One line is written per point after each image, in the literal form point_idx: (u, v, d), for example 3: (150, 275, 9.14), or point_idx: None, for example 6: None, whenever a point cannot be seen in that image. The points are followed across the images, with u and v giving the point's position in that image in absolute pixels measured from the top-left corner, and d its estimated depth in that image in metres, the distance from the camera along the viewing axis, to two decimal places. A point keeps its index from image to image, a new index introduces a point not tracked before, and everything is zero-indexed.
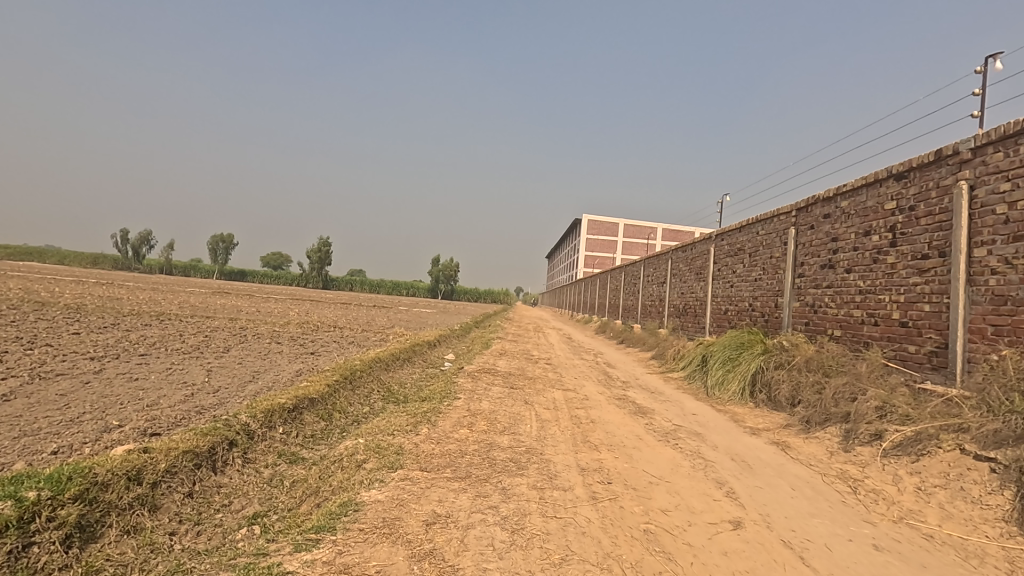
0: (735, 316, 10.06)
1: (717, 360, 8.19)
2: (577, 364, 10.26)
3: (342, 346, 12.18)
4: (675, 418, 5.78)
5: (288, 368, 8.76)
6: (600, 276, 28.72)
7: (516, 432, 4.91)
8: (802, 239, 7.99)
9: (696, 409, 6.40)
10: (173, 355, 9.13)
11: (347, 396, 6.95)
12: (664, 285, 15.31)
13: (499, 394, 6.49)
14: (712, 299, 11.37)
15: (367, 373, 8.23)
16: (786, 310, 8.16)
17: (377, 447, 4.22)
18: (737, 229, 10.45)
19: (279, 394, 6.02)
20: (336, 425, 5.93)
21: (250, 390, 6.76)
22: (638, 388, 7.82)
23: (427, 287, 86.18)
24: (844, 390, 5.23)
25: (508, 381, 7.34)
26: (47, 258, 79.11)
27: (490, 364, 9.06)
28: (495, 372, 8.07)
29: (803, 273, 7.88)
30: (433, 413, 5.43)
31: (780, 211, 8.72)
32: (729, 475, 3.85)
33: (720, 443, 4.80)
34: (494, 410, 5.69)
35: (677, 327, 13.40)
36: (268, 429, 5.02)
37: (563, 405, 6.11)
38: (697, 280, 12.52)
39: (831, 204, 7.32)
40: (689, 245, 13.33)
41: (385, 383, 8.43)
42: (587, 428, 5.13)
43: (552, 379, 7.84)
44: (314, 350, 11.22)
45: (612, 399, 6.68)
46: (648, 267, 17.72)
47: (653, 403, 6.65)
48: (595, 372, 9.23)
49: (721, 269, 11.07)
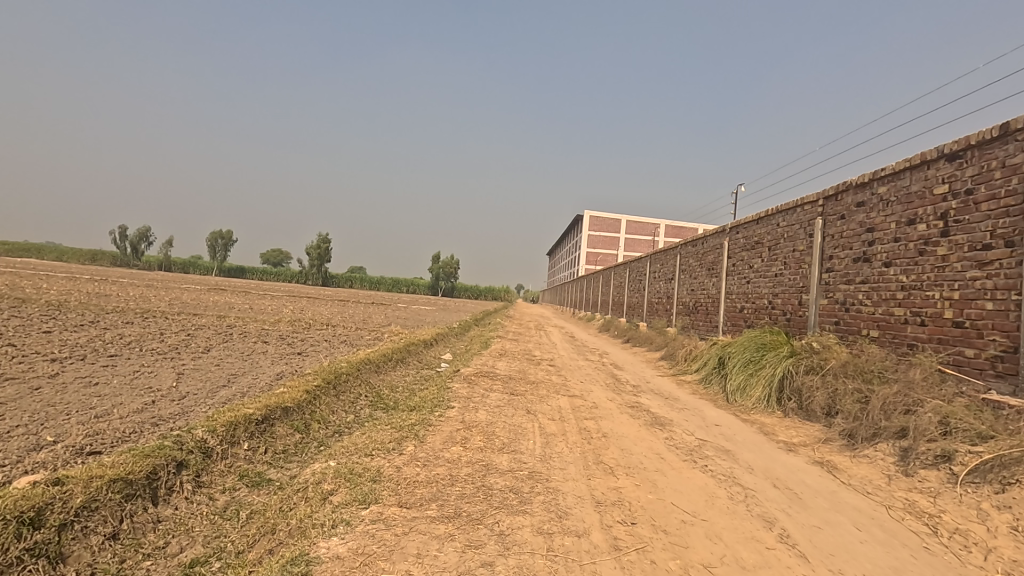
0: (753, 314, 9.35)
1: (736, 363, 7.48)
2: (582, 366, 9.56)
3: (331, 346, 11.46)
4: (697, 431, 5.08)
5: (269, 370, 8.06)
6: (603, 272, 27.96)
7: (516, 450, 4.21)
8: (832, 231, 7.26)
9: (720, 420, 5.70)
10: (145, 356, 8.43)
11: (330, 403, 6.26)
12: (672, 281, 14.61)
13: (498, 401, 5.79)
14: (726, 297, 10.67)
15: (354, 377, 7.54)
16: (812, 309, 7.45)
17: (351, 472, 3.52)
18: (754, 221, 9.74)
19: (249, 403, 5.34)
20: (313, 438, 5.23)
21: (220, 396, 6.07)
22: (650, 394, 7.12)
23: (427, 284, 85.44)
24: (895, 401, 4.53)
25: (508, 386, 6.65)
26: (45, 254, 78.63)
27: (489, 366, 8.36)
28: (494, 375, 7.37)
29: (832, 267, 7.16)
30: (422, 425, 4.74)
31: (805, 201, 8.00)
32: (778, 510, 3.16)
33: (755, 465, 4.11)
34: (492, 422, 5.00)
35: (687, 325, 12.68)
36: (230, 446, 4.35)
37: (569, 415, 5.42)
38: (708, 276, 11.81)
39: (867, 191, 6.60)
40: (699, 239, 12.62)
41: (374, 387, 7.74)
42: (598, 445, 4.45)
43: (556, 384, 7.15)
44: (301, 350, 10.52)
45: (624, 408, 5.98)
46: (654, 263, 17.02)
47: (671, 412, 5.95)
48: (602, 375, 8.55)
49: (736, 264, 10.37)
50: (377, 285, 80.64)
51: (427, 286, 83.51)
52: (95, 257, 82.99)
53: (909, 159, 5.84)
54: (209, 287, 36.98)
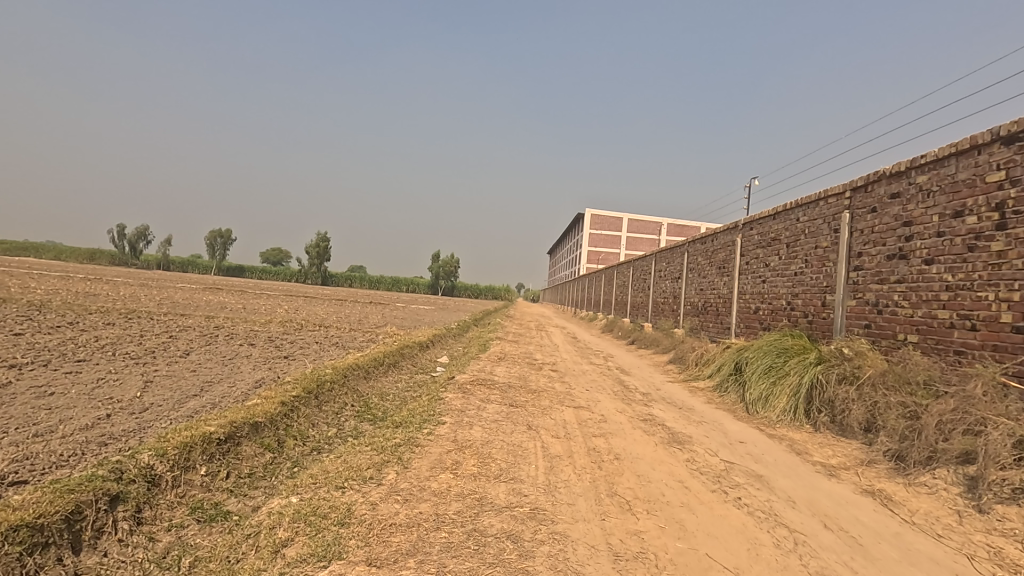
0: (770, 316, 8.74)
1: (757, 369, 6.86)
2: (587, 371, 8.96)
3: (321, 348, 10.86)
4: (722, 452, 4.48)
5: (249, 376, 7.46)
6: (605, 271, 27.33)
7: (516, 479, 3.61)
8: (861, 225, 6.65)
9: (744, 436, 5.09)
10: (116, 361, 7.81)
11: (310, 415, 5.65)
12: (679, 280, 13.99)
13: (496, 415, 5.18)
14: (739, 297, 10.06)
15: (341, 384, 6.93)
16: (838, 311, 6.84)
17: (315, 512, 2.90)
18: (771, 216, 9.13)
19: (216, 417, 4.74)
20: (286, 457, 4.63)
21: (187, 408, 5.46)
22: (663, 404, 6.51)
23: (427, 283, 84.84)
24: (953, 420, 3.92)
25: (508, 396, 6.05)
26: (42, 253, 78.15)
27: (486, 371, 7.74)
28: (492, 383, 6.76)
29: (862, 265, 6.54)
30: (408, 446, 4.14)
31: (829, 193, 7.38)
32: (839, 565, 2.55)
33: (796, 496, 3.51)
34: (488, 441, 4.39)
35: (696, 327, 12.07)
36: (184, 472, 3.75)
37: (576, 432, 4.82)
38: (719, 275, 11.20)
39: (903, 180, 5.98)
40: (709, 236, 12.01)
41: (362, 396, 7.13)
42: (611, 470, 3.84)
43: (559, 392, 6.55)
44: (289, 353, 9.93)
45: (636, 421, 5.38)
46: (659, 262, 16.42)
47: (688, 426, 5.34)
48: (609, 382, 7.94)
49: (750, 262, 9.76)
50: (377, 284, 80.06)
51: (427, 285, 82.88)
52: (93, 256, 82.50)
53: (956, 144, 5.22)
54: (206, 287, 36.39)
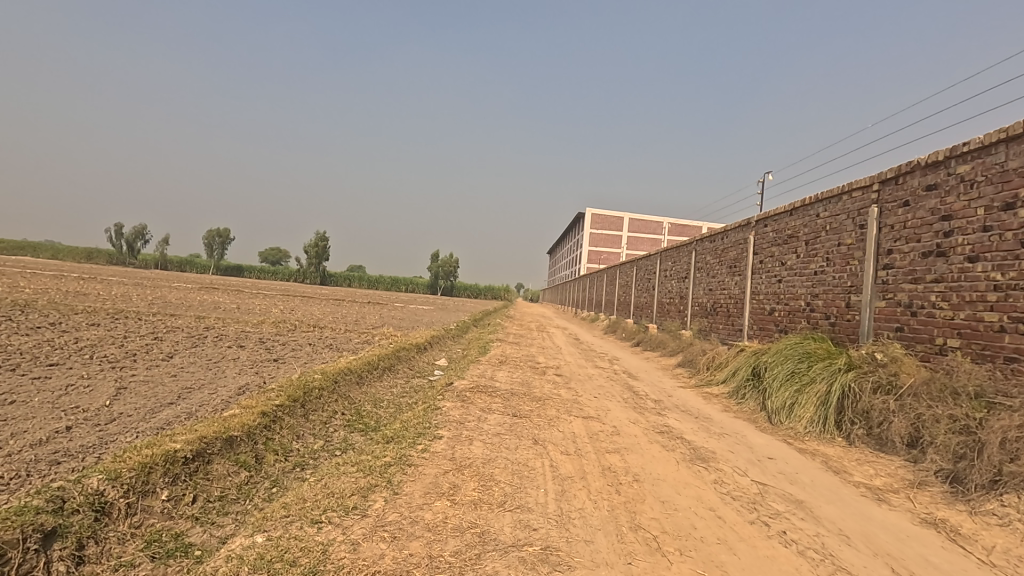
0: (787, 318, 8.26)
1: (779, 375, 6.39)
2: (593, 375, 8.48)
3: (314, 350, 10.38)
4: (751, 472, 3.99)
5: (233, 381, 6.96)
6: (607, 271, 26.81)
7: (523, 508, 3.12)
8: (891, 220, 6.17)
9: (772, 451, 4.60)
10: (91, 364, 7.31)
11: (294, 426, 5.16)
12: (686, 279, 13.51)
13: (497, 427, 4.70)
14: (753, 297, 9.58)
15: (331, 390, 6.44)
16: (865, 313, 6.36)
17: (282, 557, 2.41)
18: (787, 212, 8.65)
19: (186, 430, 4.25)
20: (264, 476, 4.14)
21: (159, 419, 4.97)
22: (678, 413, 6.03)
23: (426, 283, 84.30)
24: (1020, 437, 3.43)
25: (511, 405, 5.56)
26: (39, 252, 77.62)
27: (487, 376, 7.26)
28: (494, 390, 6.27)
29: (892, 264, 6.06)
30: (400, 467, 3.65)
31: (854, 186, 6.90)
32: None
33: (848, 529, 3.02)
34: (490, 459, 3.90)
35: (705, 328, 11.58)
36: (140, 498, 3.27)
37: (587, 447, 4.33)
38: (730, 274, 10.72)
39: (941, 170, 5.49)
40: (719, 234, 11.53)
41: (354, 403, 6.64)
42: (631, 496, 3.37)
43: (565, 400, 6.06)
44: (279, 356, 9.43)
45: (651, 435, 4.89)
46: (665, 261, 15.95)
47: (710, 439, 4.85)
48: (617, 388, 7.46)
49: (764, 261, 9.29)
50: (376, 284, 79.59)
51: (426, 285, 82.33)
52: (91, 255, 81.99)
53: (1005, 129, 4.74)
54: (202, 286, 35.82)
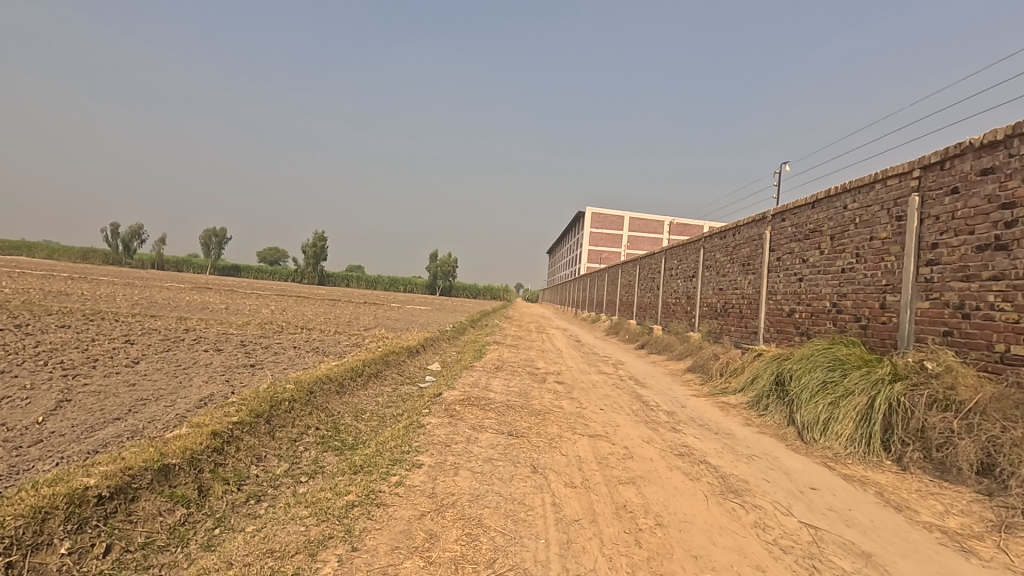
0: (810, 319, 7.55)
1: (808, 385, 5.67)
2: (598, 382, 7.77)
3: (296, 354, 9.65)
4: (796, 510, 3.27)
5: (197, 391, 6.23)
6: (608, 270, 26.13)
7: (517, 570, 2.41)
8: (935, 210, 5.46)
9: (814, 480, 3.88)
10: (41, 372, 6.57)
11: (254, 448, 4.44)
12: (694, 278, 12.81)
13: (489, 451, 3.98)
14: (769, 298, 8.87)
15: (304, 402, 5.71)
16: (904, 315, 5.66)
17: None
18: (809, 204, 7.94)
19: (112, 457, 3.52)
20: (205, 513, 3.42)
21: (93, 439, 4.24)
22: (696, 430, 5.32)
23: (425, 283, 83.54)
24: None
25: (506, 421, 4.85)
26: (33, 251, 76.97)
27: (481, 385, 6.52)
28: (487, 402, 5.56)
29: (937, 259, 5.35)
30: (365, 509, 2.93)
31: (890, 173, 6.19)
32: None
33: None
34: (478, 496, 3.19)
35: (716, 331, 10.87)
36: (26, 555, 2.55)
37: (596, 478, 3.61)
38: (743, 273, 10.02)
39: (999, 151, 4.77)
40: (731, 230, 10.83)
41: (330, 416, 5.93)
42: (655, 550, 2.65)
43: (569, 414, 5.34)
44: (257, 361, 8.71)
45: (670, 459, 4.18)
46: (670, 259, 15.25)
47: (738, 464, 4.13)
48: (625, 398, 6.74)
49: (782, 258, 8.59)
50: (374, 284, 78.88)
51: (425, 285, 81.62)
52: (86, 255, 81.20)
53: None
54: (195, 286, 35.11)
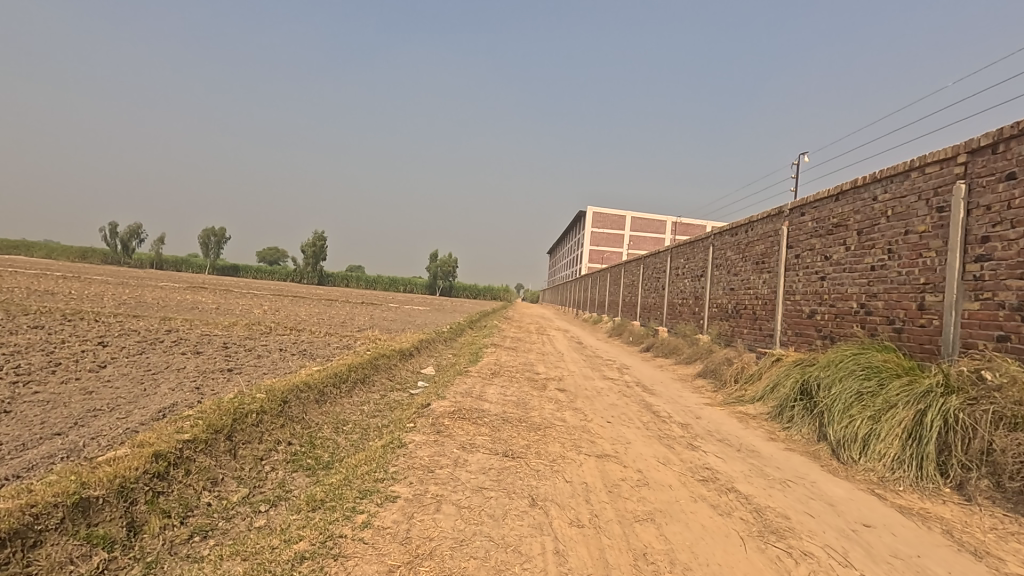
0: (834, 322, 6.93)
1: (840, 395, 5.05)
2: (603, 390, 7.15)
3: (280, 358, 9.04)
4: (855, 559, 2.65)
5: (160, 400, 5.61)
6: (609, 270, 25.51)
7: None
8: (986, 199, 4.83)
9: (865, 514, 3.26)
10: None
11: (206, 471, 3.83)
12: (702, 278, 12.20)
13: (479, 479, 3.36)
14: (787, 298, 8.25)
15: (276, 414, 5.10)
16: (947, 318, 5.03)
17: None
18: (832, 197, 7.32)
19: (21, 488, 2.91)
20: (131, 557, 2.80)
21: (15, 461, 3.61)
22: (717, 447, 4.70)
23: (424, 283, 82.94)
24: None
25: (501, 439, 4.24)
26: (29, 250, 76.29)
27: (475, 394, 5.91)
28: (481, 414, 4.94)
29: (988, 254, 4.72)
30: (317, 563, 2.32)
31: (929, 159, 5.57)
32: None
33: None
34: (462, 541, 2.57)
35: (727, 333, 10.26)
36: None
37: (607, 514, 2.98)
38: (757, 272, 9.40)
39: None
40: (743, 226, 10.22)
41: (306, 428, 5.32)
42: None
43: (572, 430, 4.72)
44: (235, 365, 8.09)
45: (692, 486, 3.56)
46: (675, 258, 14.65)
47: (772, 493, 3.51)
48: (634, 408, 6.13)
49: (801, 256, 7.97)
50: (373, 284, 78.35)
51: (424, 285, 81.05)
52: (84, 255, 80.71)
53: None
54: (190, 285, 34.43)
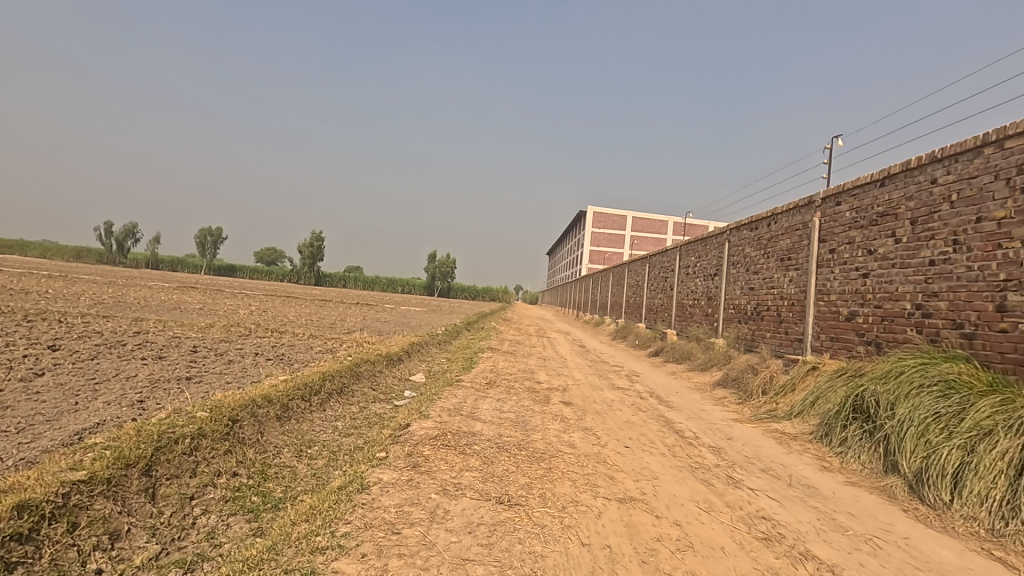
0: (881, 325, 6.00)
1: (911, 416, 4.12)
2: (615, 404, 6.23)
3: (251, 364, 8.09)
4: None
5: (84, 417, 4.66)
6: (611, 269, 24.59)
7: None
8: None
9: None
10: None
11: (99, 522, 2.88)
12: (716, 278, 11.29)
13: (461, 545, 2.42)
14: (820, 299, 7.33)
15: (220, 437, 4.15)
16: None
17: None
18: (877, 182, 6.39)
19: None
20: None
21: None
22: (765, 483, 3.76)
23: (423, 284, 81.96)
24: None
25: (494, 476, 3.29)
26: (22, 249, 75.31)
27: (465, 411, 4.98)
28: (471, 440, 4.00)
29: None
30: None
31: (1010, 130, 4.62)
32: None
33: None
34: None
35: (747, 337, 9.34)
36: None
37: None
38: (782, 270, 8.48)
39: None
40: (766, 219, 9.30)
41: (257, 454, 4.37)
42: None
43: (585, 461, 3.78)
44: (196, 373, 7.14)
45: (754, 549, 2.62)
46: (685, 256, 13.76)
47: (863, 561, 2.58)
48: (654, 427, 5.20)
49: (838, 250, 7.04)
50: (370, 285, 77.48)
51: (422, 286, 80.06)
52: (78, 254, 79.68)
53: None
54: (180, 285, 33.43)
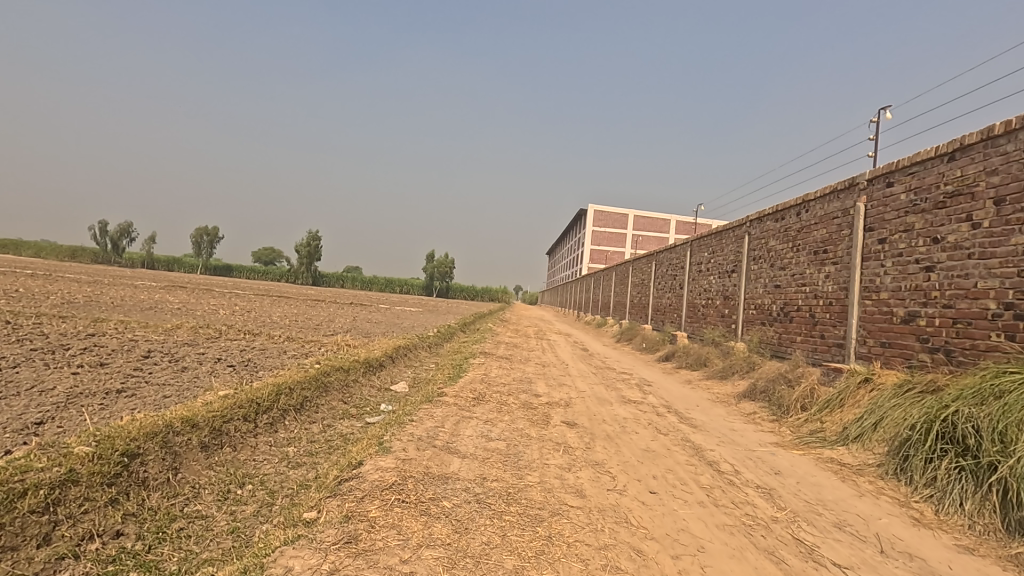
0: (953, 328, 4.92)
1: None
2: (629, 424, 5.15)
3: (206, 373, 7.00)
4: None
5: None
6: (614, 269, 23.59)
7: None
8: None
9: None
10: None
11: None
12: (734, 275, 10.22)
13: None
14: (867, 297, 6.25)
15: (104, 483, 3.05)
16: None
17: None
18: (945, 157, 5.31)
19: None
20: None
21: None
22: (852, 555, 2.67)
23: (421, 284, 80.91)
24: None
25: (468, 560, 2.20)
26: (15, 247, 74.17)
27: (443, 440, 3.89)
28: (442, 490, 2.90)
29: None
30: None
31: None
32: None
33: None
34: None
35: (772, 341, 8.26)
36: None
37: None
38: (816, 264, 7.39)
39: None
40: (795, 208, 8.20)
41: (158, 501, 3.27)
42: None
43: (600, 523, 2.69)
44: (134, 384, 6.05)
45: None
46: (696, 252, 12.71)
47: None
48: (682, 458, 4.12)
49: (892, 239, 5.95)
50: (367, 286, 76.45)
51: (421, 286, 79.01)
52: (73, 253, 78.55)
53: None
54: (168, 284, 32.31)
